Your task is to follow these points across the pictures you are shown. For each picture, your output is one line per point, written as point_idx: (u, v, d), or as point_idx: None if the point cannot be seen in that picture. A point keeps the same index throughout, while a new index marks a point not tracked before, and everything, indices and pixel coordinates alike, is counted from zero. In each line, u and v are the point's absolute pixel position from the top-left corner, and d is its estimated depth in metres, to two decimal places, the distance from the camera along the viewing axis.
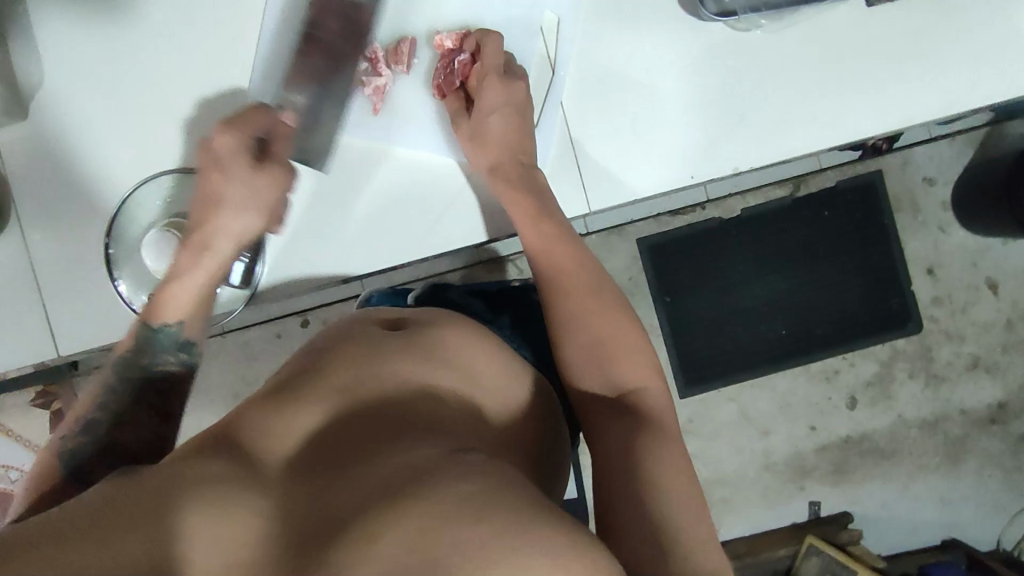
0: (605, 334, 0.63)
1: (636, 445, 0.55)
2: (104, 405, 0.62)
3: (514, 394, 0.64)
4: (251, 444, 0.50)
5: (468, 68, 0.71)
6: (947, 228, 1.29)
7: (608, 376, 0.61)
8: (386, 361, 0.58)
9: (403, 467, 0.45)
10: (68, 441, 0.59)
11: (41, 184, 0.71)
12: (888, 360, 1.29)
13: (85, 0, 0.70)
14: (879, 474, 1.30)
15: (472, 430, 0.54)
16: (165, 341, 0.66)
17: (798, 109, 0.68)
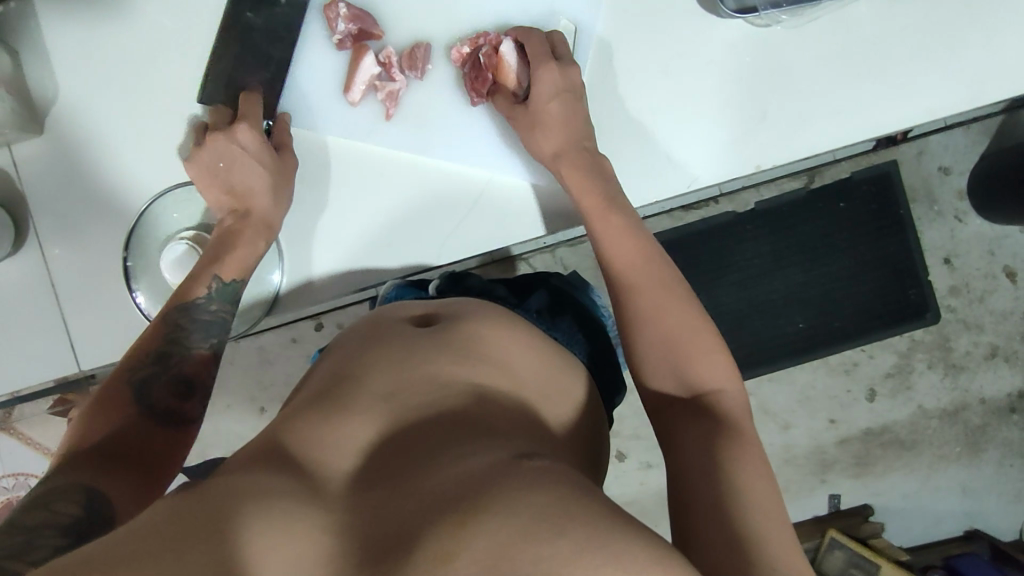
0: (677, 331, 0.62)
1: (713, 443, 0.54)
2: (177, 343, 0.65)
3: (553, 383, 0.64)
4: (305, 456, 0.51)
5: (492, 59, 0.68)
6: (963, 216, 1.27)
7: (682, 376, 0.60)
8: (425, 361, 0.58)
9: (463, 480, 0.46)
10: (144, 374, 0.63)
11: (58, 198, 0.71)
12: (907, 351, 1.28)
13: (98, 12, 0.70)
14: (900, 465, 1.29)
15: (518, 427, 0.55)
16: (227, 293, 0.68)
17: (822, 105, 0.66)
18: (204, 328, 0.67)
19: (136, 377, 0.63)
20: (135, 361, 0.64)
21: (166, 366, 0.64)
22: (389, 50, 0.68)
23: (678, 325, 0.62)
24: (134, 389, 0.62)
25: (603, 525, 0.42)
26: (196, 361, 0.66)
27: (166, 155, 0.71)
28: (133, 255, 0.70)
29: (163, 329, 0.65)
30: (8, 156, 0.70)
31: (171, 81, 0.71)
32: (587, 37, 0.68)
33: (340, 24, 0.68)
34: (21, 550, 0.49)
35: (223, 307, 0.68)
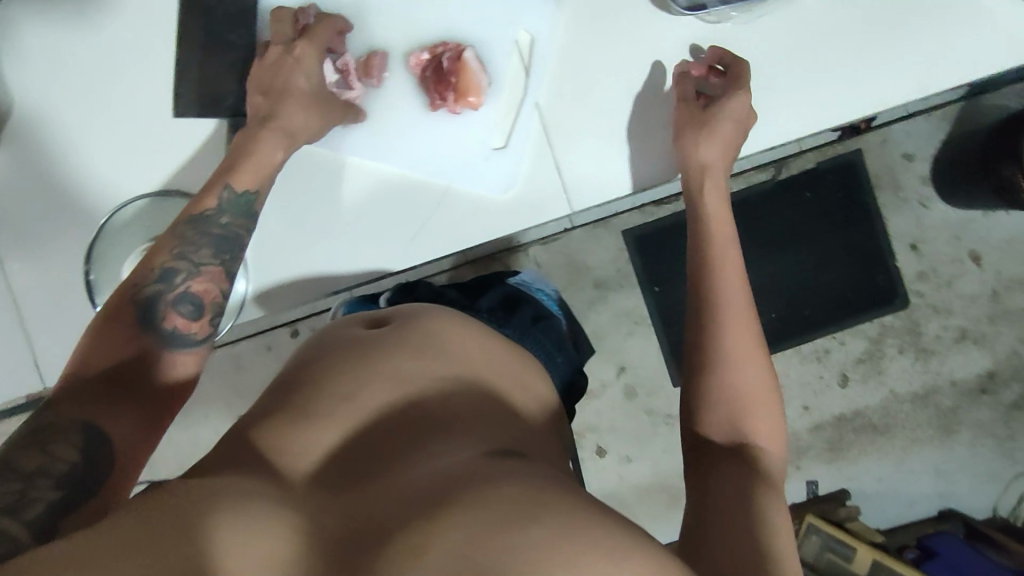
0: (747, 387, 0.62)
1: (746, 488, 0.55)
2: (183, 264, 0.64)
3: (513, 379, 0.66)
4: (275, 460, 0.51)
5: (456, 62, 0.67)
6: (928, 203, 1.30)
7: (736, 427, 0.61)
8: (388, 364, 0.60)
9: (438, 481, 0.47)
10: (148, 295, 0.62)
11: (17, 212, 0.71)
12: (877, 337, 1.31)
13: (54, 26, 0.70)
14: (874, 449, 1.31)
15: (485, 426, 0.57)
16: (238, 205, 0.67)
17: (769, 99, 0.68)
18: (209, 244, 0.65)
19: (139, 299, 0.61)
20: (138, 283, 0.62)
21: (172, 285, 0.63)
22: (348, 57, 0.69)
23: (754, 373, 0.62)
24: (138, 314, 0.61)
25: (584, 517, 0.43)
26: (202, 282, 0.64)
27: (127, 167, 0.71)
28: (95, 269, 0.70)
29: (167, 248, 0.64)
30: None
31: (129, 92, 0.71)
32: (544, 37, 0.69)
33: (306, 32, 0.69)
34: (16, 503, 0.47)
35: (235, 220, 0.67)
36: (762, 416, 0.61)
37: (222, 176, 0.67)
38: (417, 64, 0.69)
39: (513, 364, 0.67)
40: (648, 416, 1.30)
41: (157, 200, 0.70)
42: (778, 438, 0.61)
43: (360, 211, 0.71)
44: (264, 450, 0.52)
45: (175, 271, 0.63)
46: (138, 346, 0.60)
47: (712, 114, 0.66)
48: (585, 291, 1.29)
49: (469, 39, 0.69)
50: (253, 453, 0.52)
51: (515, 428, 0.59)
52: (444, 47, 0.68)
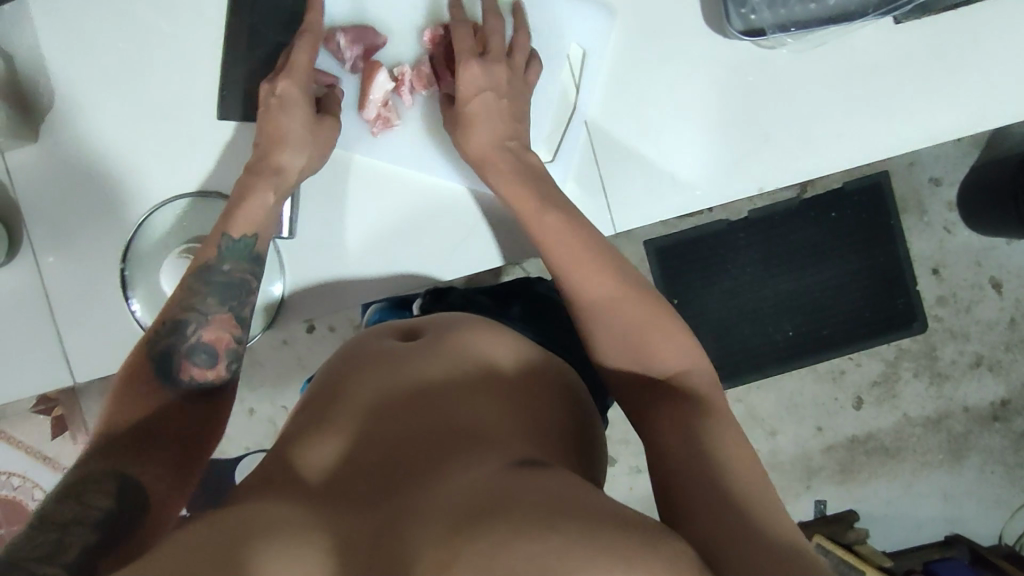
0: (636, 325, 0.60)
1: (697, 427, 0.53)
2: (192, 311, 0.65)
3: (551, 383, 0.64)
4: (306, 481, 0.51)
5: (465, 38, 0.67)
6: (951, 227, 1.29)
7: (648, 364, 0.59)
8: (412, 373, 0.59)
9: (467, 493, 0.46)
10: (162, 346, 0.63)
11: (51, 207, 0.69)
12: (893, 360, 1.30)
13: (95, 18, 0.68)
14: (883, 472, 1.31)
15: (520, 434, 0.55)
16: (237, 251, 0.66)
17: (822, 128, 0.66)
18: (218, 292, 0.66)
19: (154, 351, 0.62)
20: (154, 335, 0.63)
21: (182, 332, 0.64)
22: (402, 67, 0.67)
23: (633, 310, 0.61)
24: (155, 368, 0.62)
25: (601, 524, 0.41)
26: (214, 330, 0.65)
27: (165, 164, 0.70)
28: (131, 264, 0.69)
29: (178, 301, 0.65)
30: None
31: (169, 88, 0.69)
32: (594, 52, 0.66)
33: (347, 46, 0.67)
34: (52, 552, 0.47)
35: (236, 266, 0.67)
36: (654, 338, 0.59)
37: (218, 227, 0.66)
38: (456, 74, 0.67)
39: (549, 375, 0.64)
40: None
41: (199, 199, 0.70)
42: (692, 357, 0.59)
43: (396, 217, 0.70)
44: (294, 470, 0.53)
45: (187, 322, 0.64)
46: (157, 398, 0.61)
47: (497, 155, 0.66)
48: None
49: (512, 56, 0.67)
50: (284, 473, 0.52)
51: (552, 438, 0.57)
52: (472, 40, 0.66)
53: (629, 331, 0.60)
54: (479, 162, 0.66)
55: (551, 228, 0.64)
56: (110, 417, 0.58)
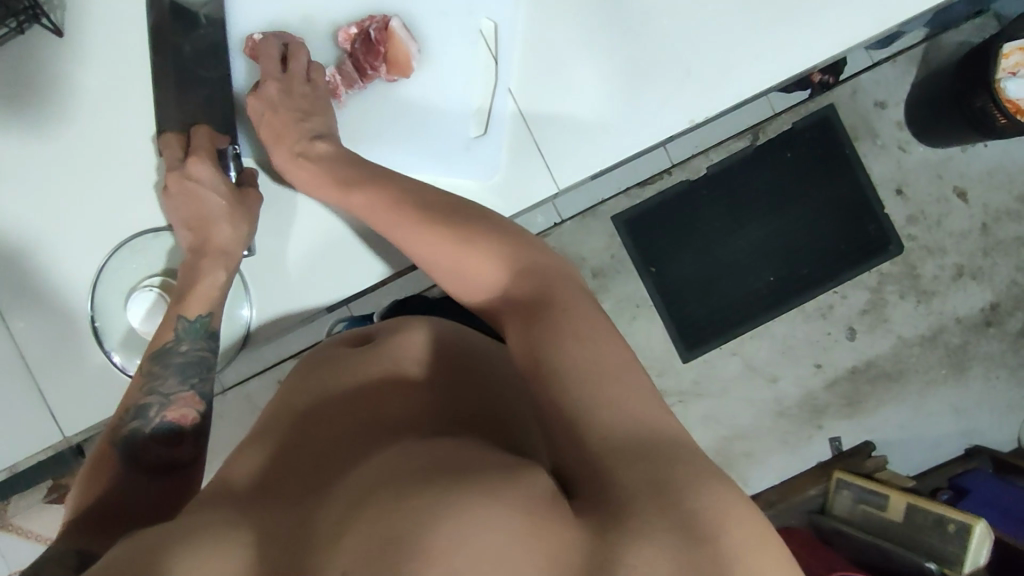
0: (455, 262, 0.59)
1: (535, 337, 0.51)
2: (151, 394, 0.68)
3: (492, 361, 0.64)
4: (236, 490, 0.53)
5: (381, 32, 0.66)
6: (906, 146, 1.31)
7: (483, 288, 0.58)
8: (352, 378, 0.60)
9: (375, 473, 0.46)
10: (125, 431, 0.66)
11: (15, 273, 0.70)
12: (877, 286, 1.31)
13: (27, 83, 0.70)
14: (890, 397, 1.32)
15: (451, 418, 0.55)
16: (194, 332, 0.70)
17: (739, 55, 0.68)
18: (177, 373, 0.69)
19: (118, 440, 0.66)
20: (118, 423, 0.67)
21: (146, 414, 0.67)
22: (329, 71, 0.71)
23: (449, 245, 0.60)
24: (122, 452, 0.66)
25: (493, 483, 0.42)
26: (177, 409, 0.69)
27: (120, 210, 0.71)
28: (100, 313, 0.71)
29: (137, 386, 0.68)
30: None
31: (108, 137, 0.71)
32: (506, 24, 0.68)
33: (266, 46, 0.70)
34: None
35: (194, 345, 0.70)
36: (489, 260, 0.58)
37: (174, 309, 0.70)
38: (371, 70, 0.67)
39: (488, 352, 0.65)
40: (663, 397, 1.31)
41: (155, 234, 0.73)
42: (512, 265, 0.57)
43: (345, 224, 0.71)
44: (231, 483, 0.54)
45: (149, 407, 0.67)
46: (131, 478, 0.65)
47: None
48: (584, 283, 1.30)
49: (427, 43, 0.68)
50: (221, 487, 0.54)
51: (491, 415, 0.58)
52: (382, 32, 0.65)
53: (467, 268, 0.59)
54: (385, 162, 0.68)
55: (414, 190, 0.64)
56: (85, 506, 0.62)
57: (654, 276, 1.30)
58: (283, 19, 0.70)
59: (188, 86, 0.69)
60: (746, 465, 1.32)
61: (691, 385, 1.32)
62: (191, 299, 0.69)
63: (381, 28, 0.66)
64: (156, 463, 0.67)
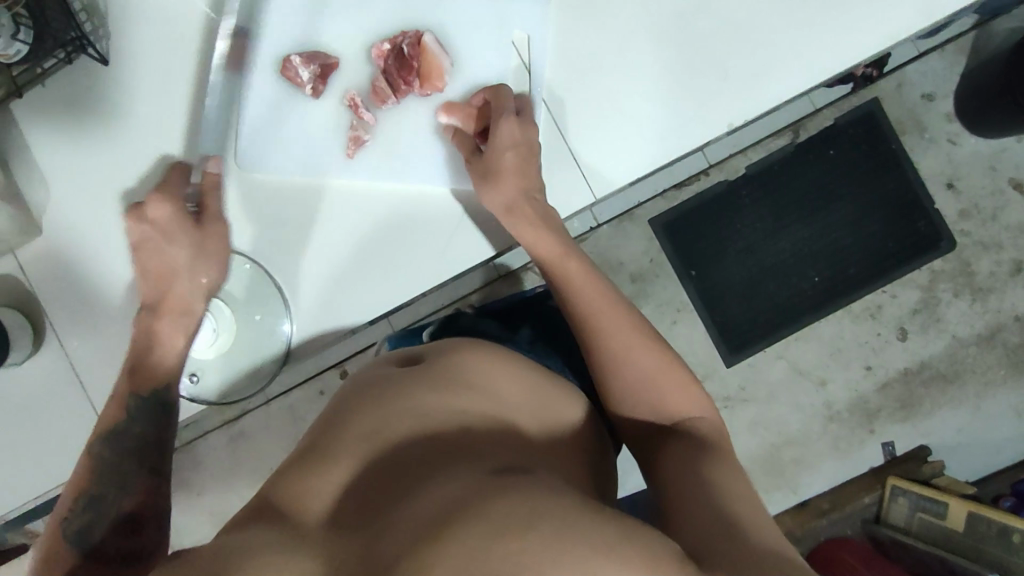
0: (648, 371, 0.60)
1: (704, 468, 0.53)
2: (99, 478, 0.62)
3: (553, 413, 0.64)
4: (296, 512, 0.52)
5: (415, 47, 0.67)
6: (957, 138, 1.26)
7: (661, 410, 0.60)
8: (406, 397, 0.60)
9: (446, 503, 0.46)
10: (75, 522, 0.60)
11: (70, 294, 0.70)
12: (929, 284, 1.26)
13: (73, 105, 0.71)
14: (946, 400, 1.26)
15: (505, 450, 0.56)
16: (147, 407, 0.65)
17: (778, 55, 0.66)
18: (130, 454, 0.64)
19: (66, 535, 0.59)
20: (70, 512, 0.60)
21: (99, 501, 0.61)
22: (353, 93, 0.68)
23: (650, 355, 0.60)
24: (75, 540, 0.59)
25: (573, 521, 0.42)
26: (134, 492, 0.62)
27: None
28: None
29: (87, 471, 0.62)
30: (14, 262, 0.70)
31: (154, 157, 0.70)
32: (538, 34, 0.68)
33: (303, 70, 0.67)
34: None
35: (148, 423, 0.65)
36: (670, 389, 0.60)
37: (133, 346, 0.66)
38: (403, 86, 0.66)
39: (557, 403, 0.65)
40: None
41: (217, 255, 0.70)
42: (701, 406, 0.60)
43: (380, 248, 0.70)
44: (286, 499, 0.54)
45: (101, 494, 0.61)
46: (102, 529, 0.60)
47: (493, 153, 0.66)
48: (622, 287, 1.29)
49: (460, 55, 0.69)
50: (278, 503, 0.54)
51: (551, 463, 0.58)
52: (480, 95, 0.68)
53: (661, 381, 0.60)
54: (502, 211, 0.66)
55: (574, 274, 0.64)
56: None
57: (694, 279, 1.28)
58: (312, 38, 0.68)
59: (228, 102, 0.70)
60: (795, 471, 1.28)
61: (735, 390, 1.29)
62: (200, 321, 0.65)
63: (416, 44, 0.67)
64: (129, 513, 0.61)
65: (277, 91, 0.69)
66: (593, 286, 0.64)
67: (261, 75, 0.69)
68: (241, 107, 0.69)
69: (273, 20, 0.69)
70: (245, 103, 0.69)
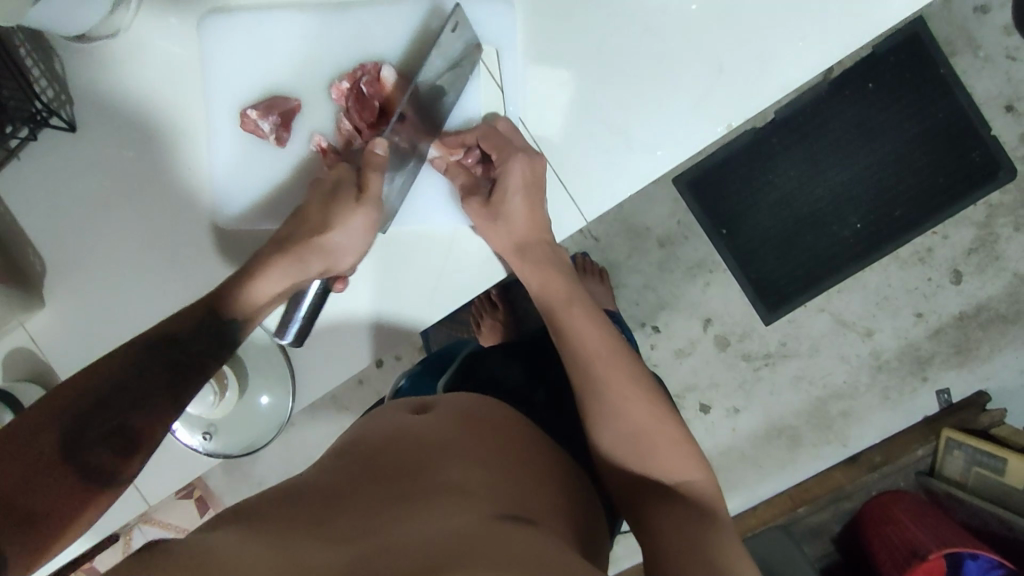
0: (643, 424, 0.60)
1: (689, 526, 0.53)
2: (132, 376, 0.53)
3: (553, 472, 0.63)
4: (300, 509, 0.51)
5: (376, 81, 0.62)
6: (1016, 54, 1.12)
7: (651, 466, 0.59)
8: (423, 438, 0.60)
9: (450, 539, 0.45)
10: (84, 405, 0.51)
11: (83, 360, 0.70)
12: (985, 220, 1.16)
13: (43, 166, 0.68)
14: (1007, 342, 1.18)
15: (510, 497, 0.55)
16: (213, 336, 0.58)
17: (779, 40, 0.60)
18: (170, 372, 0.55)
19: (73, 416, 0.50)
20: (83, 392, 0.51)
21: (116, 402, 0.52)
22: (319, 138, 0.64)
23: (645, 408, 0.60)
24: (70, 426, 0.49)
25: None
26: (153, 414, 0.54)
27: (167, 287, 0.69)
28: None
29: (133, 357, 0.54)
30: (26, 334, 0.70)
31: (132, 213, 0.68)
32: (509, 44, 0.63)
33: (262, 122, 0.63)
34: None
35: (206, 352, 0.58)
36: (666, 451, 0.59)
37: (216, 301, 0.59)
38: (367, 128, 0.63)
39: (554, 467, 0.64)
40: (745, 361, 1.25)
41: None
42: (697, 466, 0.59)
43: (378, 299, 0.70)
44: (286, 499, 0.52)
45: (124, 395, 0.52)
46: (52, 470, 0.48)
47: (499, 195, 0.63)
48: (650, 252, 1.25)
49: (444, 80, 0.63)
50: (276, 501, 0.52)
51: (553, 516, 0.57)
52: (459, 139, 0.64)
53: (659, 429, 0.60)
54: (511, 249, 0.66)
55: (573, 320, 0.65)
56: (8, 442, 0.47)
57: (725, 238, 1.21)
58: (271, 85, 0.65)
59: (195, 153, 0.67)
60: (844, 425, 1.24)
61: (776, 347, 1.24)
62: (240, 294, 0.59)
63: (376, 77, 0.62)
64: (95, 465, 0.50)
65: (241, 147, 0.66)
66: (591, 330, 0.65)
67: (225, 131, 0.66)
68: (209, 162, 0.67)
69: (225, 70, 0.65)
70: (212, 160, 0.66)
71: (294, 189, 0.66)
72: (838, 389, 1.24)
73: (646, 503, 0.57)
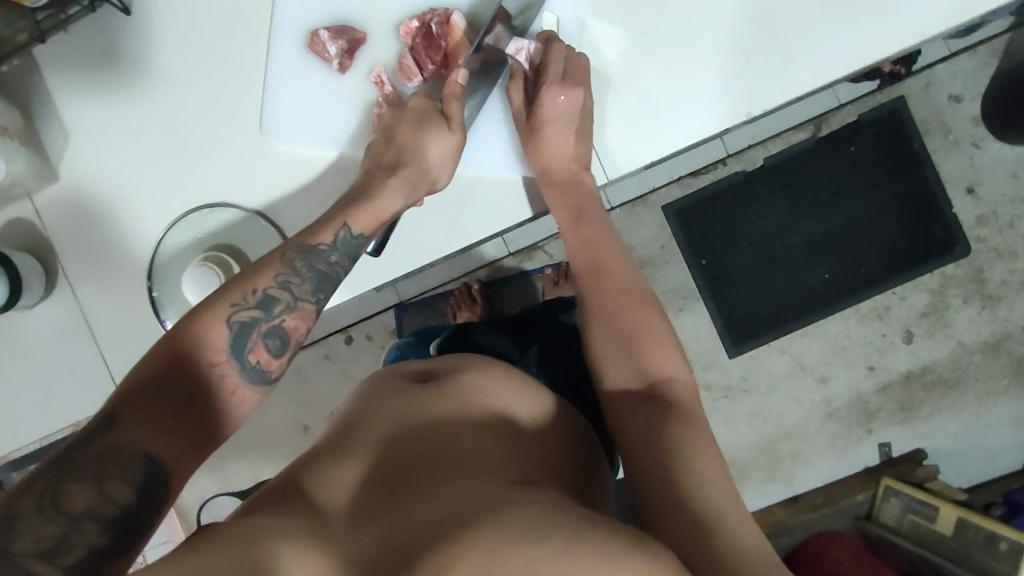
0: (641, 329, 0.69)
1: (670, 433, 0.59)
2: (285, 284, 0.61)
3: (555, 441, 0.64)
4: (320, 498, 0.52)
5: (444, 27, 0.67)
6: (981, 143, 1.23)
7: (641, 367, 0.66)
8: (428, 411, 0.61)
9: (469, 504, 0.46)
10: (243, 312, 0.58)
11: (86, 240, 0.72)
12: (939, 288, 1.25)
13: (92, 51, 0.71)
14: (945, 405, 1.26)
15: (520, 465, 0.56)
16: (348, 245, 0.65)
17: (799, 50, 0.67)
18: (314, 280, 0.63)
19: (235, 324, 0.58)
20: (240, 303, 0.59)
21: (269, 308, 0.60)
22: (379, 70, 0.69)
23: (643, 315, 0.70)
24: (235, 333, 0.58)
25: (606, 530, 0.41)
26: (294, 318, 0.61)
27: (193, 182, 0.72)
28: (157, 284, 0.71)
29: (273, 271, 0.61)
30: (30, 208, 0.73)
31: (174, 107, 0.71)
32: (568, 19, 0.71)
33: (331, 45, 0.68)
34: (57, 541, 0.45)
35: (341, 260, 0.64)
36: (661, 354, 0.67)
37: (342, 215, 0.65)
38: (430, 66, 0.69)
39: (557, 437, 0.66)
40: (707, 389, 1.30)
41: (236, 210, 0.71)
42: (683, 373, 0.66)
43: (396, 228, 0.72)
44: (300, 480, 0.53)
45: (275, 301, 0.60)
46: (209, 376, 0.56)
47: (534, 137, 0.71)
48: None
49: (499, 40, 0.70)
50: (290, 482, 0.53)
51: (557, 480, 0.58)
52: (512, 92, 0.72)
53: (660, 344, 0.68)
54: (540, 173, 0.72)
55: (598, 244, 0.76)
56: (187, 341, 0.56)
57: (704, 269, 1.28)
58: (340, 9, 0.69)
59: (251, 62, 0.71)
60: (791, 465, 1.29)
61: (737, 381, 1.29)
62: (365, 215, 0.66)
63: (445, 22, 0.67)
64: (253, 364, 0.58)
65: (301, 60, 0.70)
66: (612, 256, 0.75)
67: (288, 41, 0.70)
68: (266, 74, 0.71)
69: None
70: (269, 71, 0.70)
71: (346, 111, 0.71)
72: (789, 428, 1.29)
73: (634, 411, 0.63)
